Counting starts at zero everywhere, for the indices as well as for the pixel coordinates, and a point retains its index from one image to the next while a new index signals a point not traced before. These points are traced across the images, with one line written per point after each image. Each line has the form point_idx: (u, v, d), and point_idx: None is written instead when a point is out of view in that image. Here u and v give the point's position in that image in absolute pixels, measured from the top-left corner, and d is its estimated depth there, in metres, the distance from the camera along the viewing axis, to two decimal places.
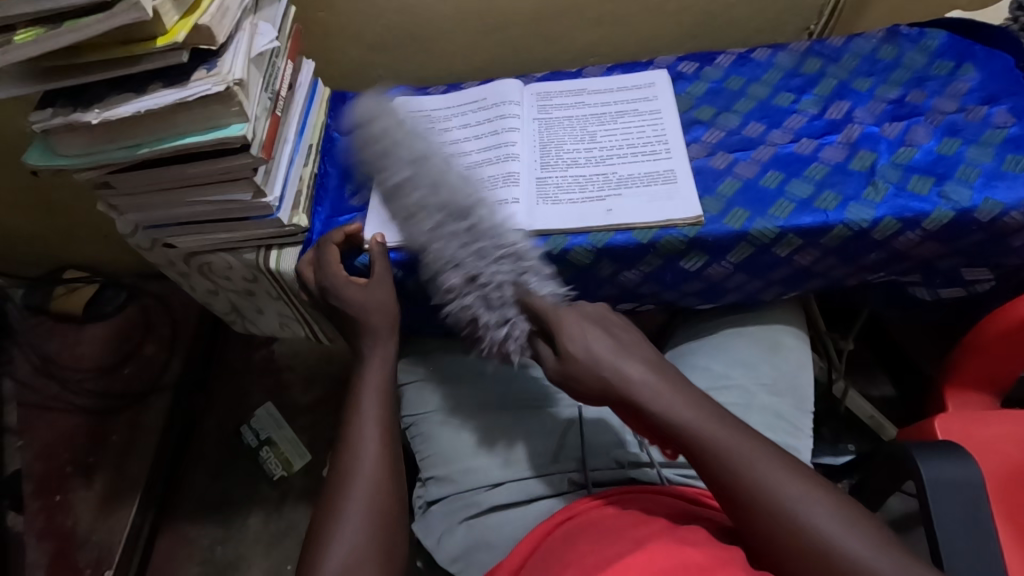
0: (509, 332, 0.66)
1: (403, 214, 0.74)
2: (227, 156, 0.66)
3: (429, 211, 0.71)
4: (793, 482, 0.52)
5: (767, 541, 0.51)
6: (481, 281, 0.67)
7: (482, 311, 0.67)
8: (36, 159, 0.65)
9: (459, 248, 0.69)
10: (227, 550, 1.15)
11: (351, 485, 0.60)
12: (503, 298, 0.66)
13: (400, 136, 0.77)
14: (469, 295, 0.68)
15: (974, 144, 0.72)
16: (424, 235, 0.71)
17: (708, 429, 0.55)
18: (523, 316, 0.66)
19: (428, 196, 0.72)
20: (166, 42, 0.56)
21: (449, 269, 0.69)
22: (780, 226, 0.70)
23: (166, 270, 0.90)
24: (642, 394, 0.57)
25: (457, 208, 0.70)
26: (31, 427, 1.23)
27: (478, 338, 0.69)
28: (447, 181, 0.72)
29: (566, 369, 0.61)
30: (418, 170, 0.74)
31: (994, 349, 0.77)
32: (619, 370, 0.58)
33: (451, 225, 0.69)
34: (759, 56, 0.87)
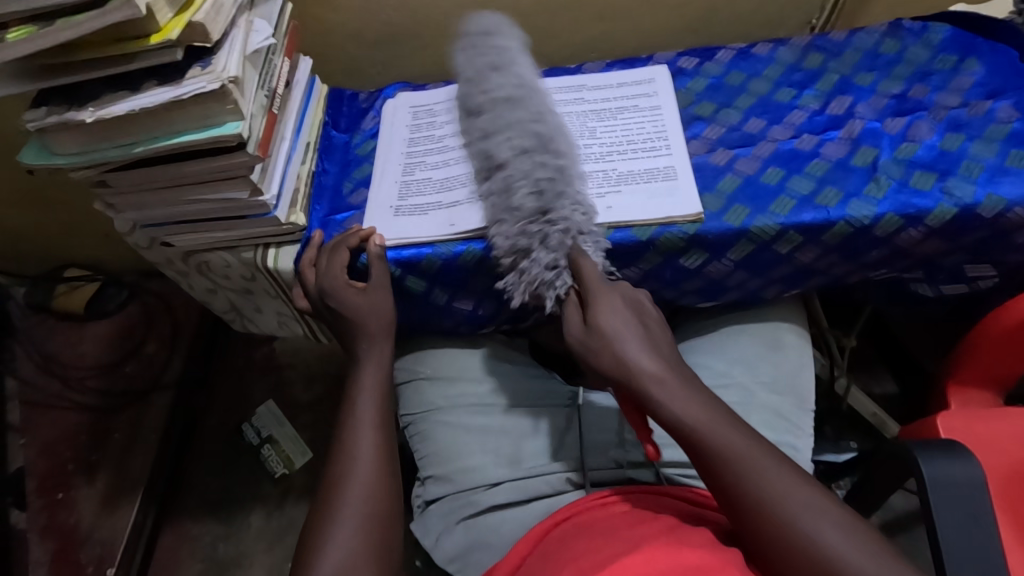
0: (553, 279, 0.65)
1: (485, 132, 0.73)
2: (223, 154, 0.66)
3: (512, 136, 0.70)
4: (794, 485, 0.52)
5: (764, 542, 0.51)
6: (546, 219, 0.66)
7: (536, 249, 0.66)
8: (32, 158, 0.65)
9: (540, 179, 0.67)
10: (229, 548, 1.16)
11: (349, 486, 0.60)
12: (558, 243, 0.65)
13: (503, 65, 0.76)
14: (526, 229, 0.66)
15: (977, 139, 0.71)
16: (505, 156, 0.70)
17: (712, 430, 0.54)
18: (570, 272, 0.65)
19: (517, 123, 0.71)
20: (159, 39, 0.56)
21: (516, 193, 0.67)
22: (780, 223, 0.69)
23: (165, 268, 0.90)
24: (657, 386, 0.56)
25: (544, 142, 0.70)
26: (34, 425, 1.23)
27: (520, 270, 0.67)
28: (541, 123, 0.71)
29: (591, 347, 0.60)
30: (523, 99, 0.73)
31: (997, 346, 0.76)
32: (635, 361, 0.58)
33: (536, 154, 0.69)
34: (760, 51, 0.87)
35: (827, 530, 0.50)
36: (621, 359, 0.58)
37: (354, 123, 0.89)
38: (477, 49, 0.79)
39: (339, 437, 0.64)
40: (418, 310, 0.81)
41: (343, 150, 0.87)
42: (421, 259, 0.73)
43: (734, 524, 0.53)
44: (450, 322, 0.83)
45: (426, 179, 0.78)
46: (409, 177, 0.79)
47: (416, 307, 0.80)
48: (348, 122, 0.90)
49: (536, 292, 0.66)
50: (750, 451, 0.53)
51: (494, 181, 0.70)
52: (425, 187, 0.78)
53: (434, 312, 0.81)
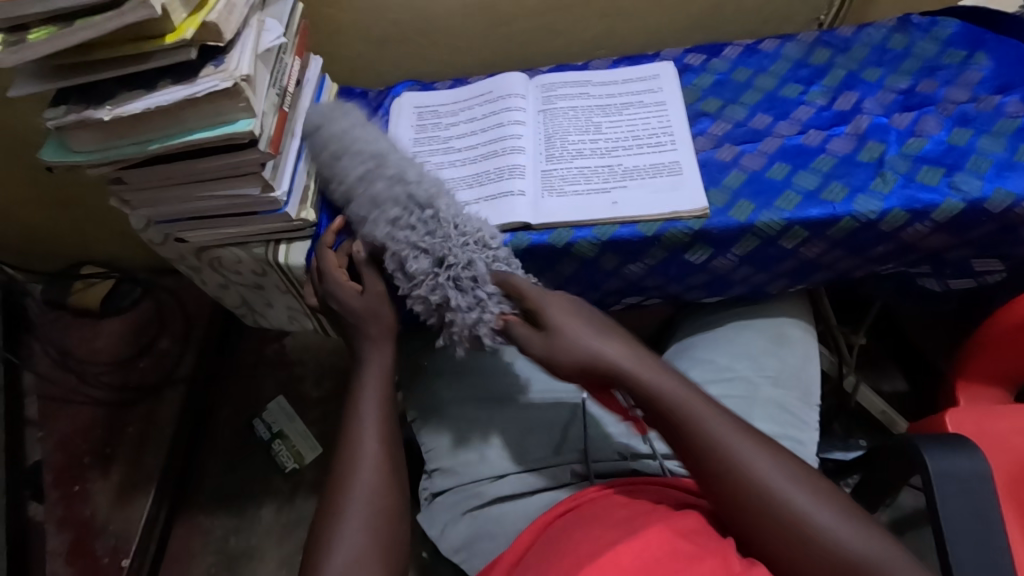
0: (480, 316, 0.62)
1: (365, 206, 0.70)
2: (236, 152, 0.67)
3: (386, 208, 0.68)
4: (763, 457, 0.54)
5: (728, 503, 0.53)
6: (447, 266, 0.64)
7: (452, 296, 0.63)
8: (51, 156, 0.67)
9: (426, 236, 0.65)
10: (240, 540, 1.17)
11: (353, 482, 0.61)
12: (475, 278, 0.63)
13: (343, 146, 0.74)
14: (431, 286, 0.64)
15: (985, 134, 0.71)
16: (385, 229, 0.67)
17: (681, 402, 0.57)
18: (501, 296, 0.64)
19: (382, 194, 0.69)
20: (174, 39, 0.57)
21: (408, 260, 0.65)
22: (786, 218, 0.69)
23: (178, 264, 0.92)
24: (624, 365, 0.58)
25: (416, 197, 0.67)
26: (51, 419, 1.26)
27: (449, 323, 0.64)
28: (406, 173, 0.70)
29: (551, 345, 0.60)
30: (381, 166, 0.71)
31: (1004, 342, 0.75)
32: (604, 349, 0.59)
33: (410, 213, 0.67)
34: (767, 47, 0.87)
35: (793, 494, 0.52)
36: (585, 342, 0.59)
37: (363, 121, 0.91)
38: (333, 140, 0.75)
39: (344, 433, 0.65)
40: None
41: None
42: None
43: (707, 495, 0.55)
44: None
45: None
46: None
47: None
48: None
49: (472, 335, 0.63)
50: (715, 423, 0.55)
51: (388, 256, 0.67)
52: None
53: None
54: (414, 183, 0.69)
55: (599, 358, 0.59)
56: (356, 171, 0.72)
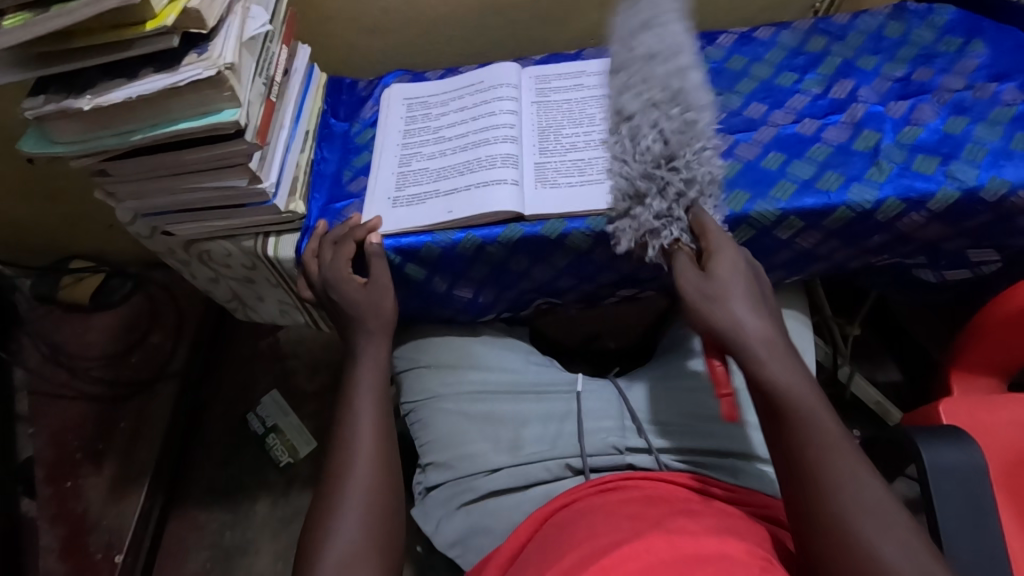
0: (662, 229, 0.64)
1: (619, 87, 0.71)
2: (222, 142, 0.66)
3: (641, 90, 0.68)
4: (871, 481, 0.49)
5: (805, 511, 0.49)
6: (670, 166, 0.65)
7: (652, 198, 0.65)
8: (31, 147, 0.66)
9: (664, 131, 0.65)
10: (235, 535, 1.17)
11: (347, 480, 0.60)
12: (679, 195, 0.64)
13: (658, 19, 0.70)
14: (644, 174, 0.65)
15: (982, 122, 0.70)
16: (633, 109, 0.68)
17: (811, 411, 0.52)
18: (686, 227, 0.64)
19: (652, 75, 0.68)
20: (154, 26, 0.56)
21: (641, 139, 0.66)
22: (781, 208, 0.68)
23: (167, 258, 0.90)
24: (762, 348, 0.54)
25: (674, 94, 0.66)
26: (42, 414, 1.24)
27: (631, 215, 0.67)
28: (685, 74, 0.67)
29: (704, 294, 0.57)
30: (676, 51, 0.68)
31: (999, 331, 0.75)
32: (747, 330, 0.54)
33: (664, 108, 0.66)
34: (762, 35, 0.86)
35: (870, 526, 0.47)
36: (733, 317, 0.55)
37: (352, 112, 0.89)
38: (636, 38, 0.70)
39: (338, 429, 0.64)
40: (418, 298, 0.82)
41: (343, 138, 0.87)
42: (420, 247, 0.73)
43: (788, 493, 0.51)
44: (450, 310, 0.84)
45: (422, 170, 0.78)
46: (406, 168, 0.79)
47: (416, 295, 0.81)
48: (347, 111, 0.90)
49: (643, 239, 0.66)
50: (836, 442, 0.50)
51: (622, 132, 0.69)
52: (423, 176, 0.78)
53: (435, 300, 0.82)
54: (693, 90, 0.67)
55: (739, 328, 0.55)
56: (630, 61, 0.70)
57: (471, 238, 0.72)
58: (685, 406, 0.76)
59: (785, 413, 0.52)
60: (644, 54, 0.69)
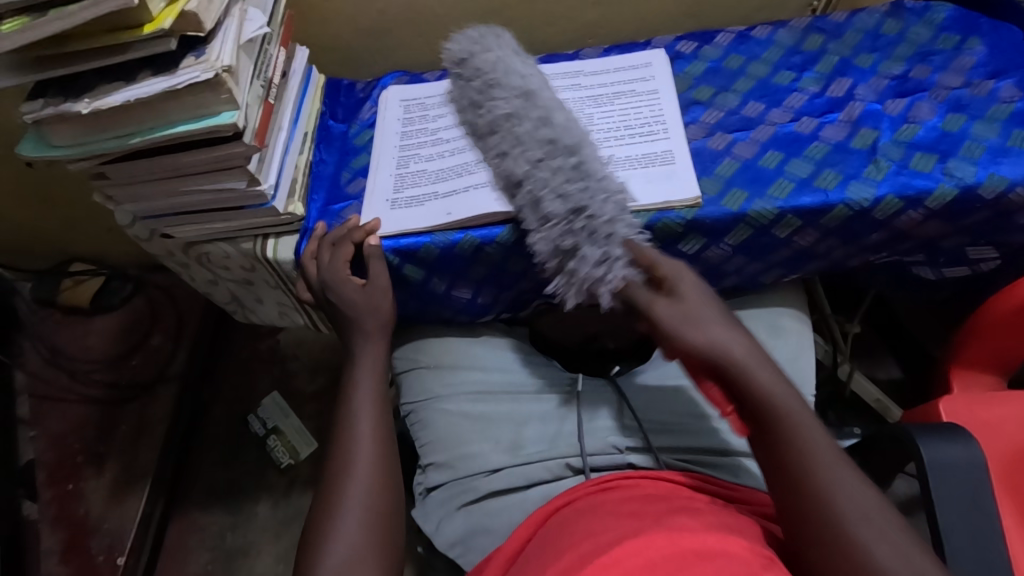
0: (604, 273, 0.61)
1: (501, 147, 0.71)
2: (220, 145, 0.66)
3: (526, 145, 0.68)
4: (863, 489, 0.49)
5: (801, 523, 0.49)
6: (585, 216, 0.63)
7: (585, 245, 0.62)
8: (30, 151, 0.66)
9: (565, 182, 0.64)
10: (237, 537, 1.17)
11: (348, 481, 0.60)
12: (610, 233, 0.62)
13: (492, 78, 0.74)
14: (567, 230, 0.63)
15: (979, 120, 0.70)
16: (524, 168, 0.67)
17: (800, 421, 0.52)
18: (629, 261, 0.61)
19: (528, 133, 0.68)
20: (152, 29, 0.56)
21: (545, 195, 0.65)
22: (779, 207, 0.68)
23: (166, 261, 0.90)
24: (746, 363, 0.53)
25: (560, 144, 0.66)
26: (42, 418, 1.24)
27: (570, 271, 0.64)
28: (559, 128, 0.68)
29: (686, 316, 0.56)
30: (528, 107, 0.70)
31: (998, 329, 0.75)
32: (730, 344, 0.54)
33: (555, 159, 0.66)
34: (760, 33, 0.86)
35: (868, 533, 0.47)
36: (714, 335, 0.54)
37: (351, 113, 0.90)
38: (496, 94, 0.73)
39: (339, 430, 0.64)
40: (418, 299, 0.82)
41: (341, 140, 0.87)
42: (419, 248, 0.73)
43: (782, 505, 0.51)
44: (450, 311, 0.84)
45: (421, 171, 0.78)
46: (404, 170, 0.79)
47: (416, 296, 0.81)
48: (345, 112, 0.90)
49: (590, 289, 0.63)
50: (824, 452, 0.51)
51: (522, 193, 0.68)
52: (421, 177, 0.78)
53: (434, 301, 0.82)
54: (576, 137, 0.67)
55: (723, 348, 0.53)
56: (494, 122, 0.72)
57: (470, 239, 0.72)
58: (683, 406, 0.76)
59: (774, 423, 0.52)
60: (492, 111, 0.73)
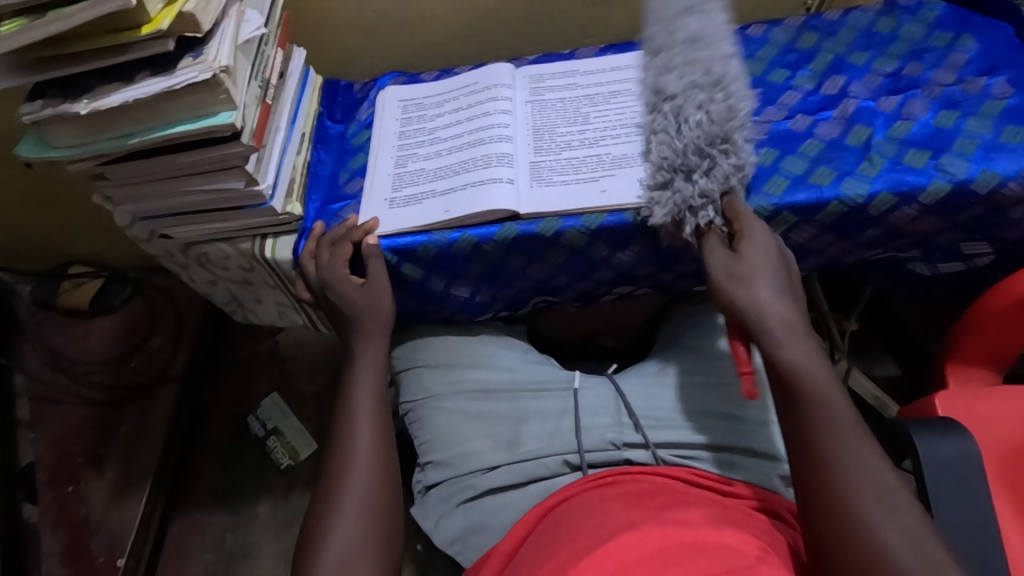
0: (702, 207, 0.66)
1: (669, 69, 0.68)
2: (219, 145, 0.66)
3: (687, 71, 0.67)
4: (880, 468, 0.49)
5: (810, 491, 0.50)
6: (716, 148, 0.66)
7: (700, 176, 0.66)
8: (29, 152, 0.66)
9: (707, 114, 0.66)
10: (237, 538, 1.17)
11: (347, 478, 0.60)
12: (724, 175, 0.66)
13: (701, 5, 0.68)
14: (695, 154, 0.66)
15: (972, 116, 0.71)
16: (676, 92, 0.68)
17: (826, 394, 0.52)
18: (721, 208, 0.66)
19: (699, 59, 0.67)
20: (150, 30, 0.56)
21: (687, 120, 0.66)
22: (774, 204, 0.69)
23: (165, 261, 0.91)
24: (779, 329, 0.56)
25: (712, 78, 0.67)
26: (43, 420, 1.25)
27: (672, 193, 0.67)
28: (718, 66, 0.67)
29: (731, 275, 0.59)
30: (707, 38, 0.68)
31: (995, 324, 0.75)
32: (765, 311, 0.56)
33: (702, 92, 0.67)
34: (754, 32, 0.86)
35: (873, 510, 0.47)
36: (756, 297, 0.57)
37: (348, 114, 0.90)
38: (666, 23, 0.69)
39: (338, 428, 0.65)
40: (417, 298, 0.82)
41: (339, 140, 0.87)
42: (417, 247, 0.74)
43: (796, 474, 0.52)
44: (448, 310, 0.85)
45: (418, 171, 0.79)
46: (402, 169, 0.80)
47: (414, 295, 0.81)
48: (343, 113, 0.91)
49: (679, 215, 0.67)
50: (846, 425, 0.51)
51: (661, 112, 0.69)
52: (419, 177, 0.78)
53: (432, 300, 0.82)
54: (734, 77, 0.68)
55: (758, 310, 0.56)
56: (669, 45, 0.68)
57: (467, 237, 0.73)
58: (682, 402, 0.76)
59: (799, 394, 0.53)
60: (686, 39, 0.68)
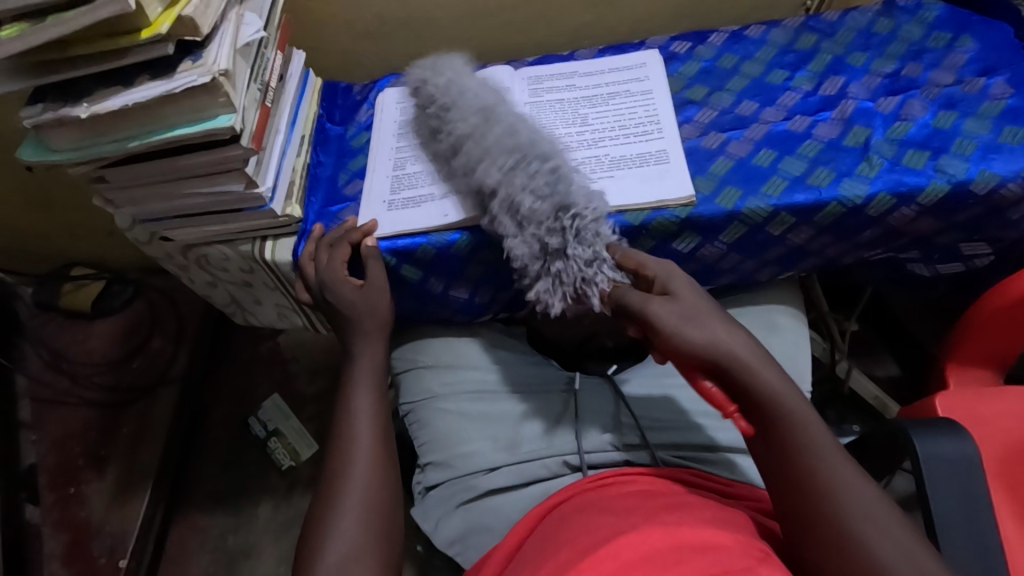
0: (591, 278, 0.61)
1: (471, 158, 0.69)
2: (218, 148, 0.67)
3: (498, 156, 0.67)
4: (864, 486, 0.50)
5: (802, 513, 0.50)
6: (569, 215, 0.63)
7: (570, 247, 0.62)
8: (30, 155, 0.66)
9: (546, 186, 0.65)
10: (238, 539, 1.18)
11: (347, 480, 0.61)
12: (595, 235, 0.63)
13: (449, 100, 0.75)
14: (549, 231, 0.63)
15: (971, 116, 0.71)
16: (495, 174, 0.67)
17: (804, 418, 0.52)
18: (616, 266, 0.62)
19: (493, 145, 0.68)
20: (149, 34, 0.57)
21: (522, 201, 0.65)
22: (773, 205, 0.69)
23: (165, 263, 0.91)
24: (751, 361, 0.52)
25: (523, 148, 0.67)
26: (45, 422, 1.25)
27: (557, 274, 0.63)
28: (521, 134, 0.69)
29: (685, 316, 0.53)
30: (491, 119, 0.71)
31: (994, 324, 0.75)
32: (731, 344, 0.52)
33: (529, 165, 0.66)
34: (753, 33, 0.86)
35: (869, 531, 0.47)
36: (713, 333, 0.52)
37: (348, 116, 0.90)
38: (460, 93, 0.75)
39: (337, 429, 0.65)
40: (416, 300, 0.82)
41: (338, 142, 0.88)
42: (416, 249, 0.74)
43: (785, 502, 0.51)
44: (448, 311, 0.85)
45: (417, 173, 0.79)
46: (401, 171, 0.80)
47: (414, 297, 0.82)
48: (342, 115, 0.91)
49: (579, 292, 0.62)
50: (826, 448, 0.51)
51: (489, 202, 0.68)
52: (418, 179, 0.78)
53: (431, 301, 0.83)
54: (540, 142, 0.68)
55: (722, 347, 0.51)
56: (466, 132, 0.71)
57: (466, 239, 0.73)
58: (682, 403, 0.77)
59: (778, 421, 0.51)
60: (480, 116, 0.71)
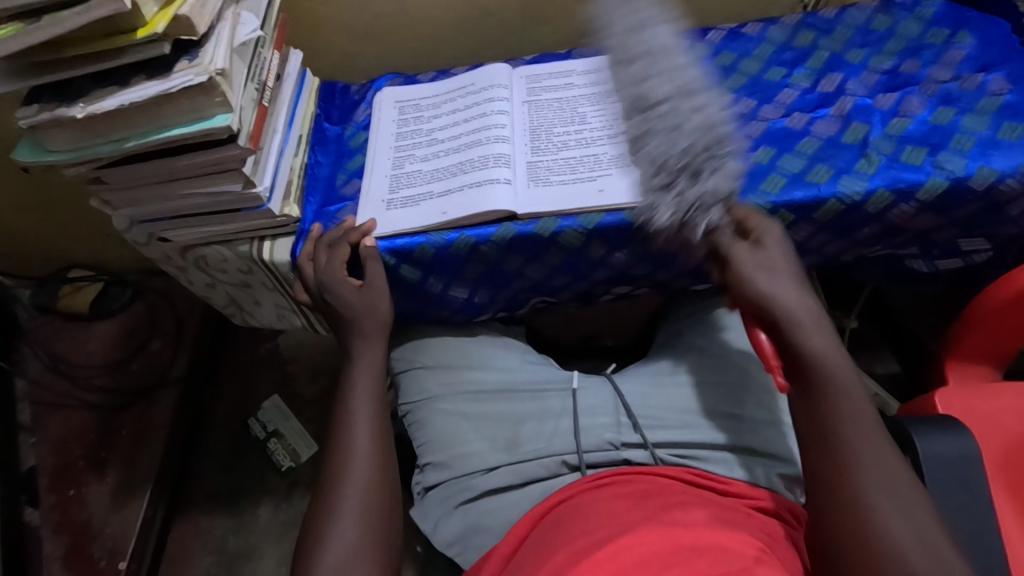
0: (705, 204, 0.65)
1: (644, 73, 0.75)
2: (215, 148, 0.67)
3: (662, 80, 0.73)
4: (891, 460, 0.51)
5: (822, 477, 0.52)
6: (706, 149, 0.68)
7: (706, 172, 0.67)
8: (26, 156, 0.66)
9: (693, 115, 0.70)
10: (239, 540, 1.17)
11: (345, 481, 0.60)
12: (721, 172, 0.67)
13: (645, 22, 0.78)
14: (694, 151, 0.68)
15: (969, 112, 0.71)
16: (659, 100, 0.72)
17: (841, 387, 0.54)
18: (725, 211, 0.66)
19: (668, 70, 0.73)
20: (145, 33, 0.56)
21: (676, 122, 0.70)
22: (771, 202, 0.69)
23: (164, 265, 0.91)
24: (804, 320, 0.57)
25: (683, 85, 0.73)
26: (44, 424, 1.25)
27: (682, 190, 0.67)
28: (687, 76, 0.74)
29: (759, 266, 0.60)
30: (657, 54, 0.76)
31: (993, 320, 0.75)
32: (792, 302, 0.58)
33: (679, 99, 0.71)
34: (750, 30, 0.86)
35: (882, 501, 0.49)
36: (782, 290, 0.58)
37: (345, 116, 0.90)
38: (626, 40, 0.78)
39: (335, 431, 0.65)
40: (415, 300, 0.82)
41: (336, 142, 0.87)
42: (414, 248, 0.73)
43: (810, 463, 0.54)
44: (447, 311, 0.85)
45: (416, 172, 0.79)
46: (399, 171, 0.80)
47: (412, 297, 0.82)
48: (340, 115, 0.91)
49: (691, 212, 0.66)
50: (862, 417, 0.53)
51: (642, 121, 0.73)
52: (416, 178, 0.78)
53: (430, 301, 0.83)
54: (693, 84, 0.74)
55: (775, 300, 0.58)
56: (637, 57, 0.77)
57: (464, 238, 0.73)
58: (681, 402, 0.76)
59: (815, 386, 0.55)
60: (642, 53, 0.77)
